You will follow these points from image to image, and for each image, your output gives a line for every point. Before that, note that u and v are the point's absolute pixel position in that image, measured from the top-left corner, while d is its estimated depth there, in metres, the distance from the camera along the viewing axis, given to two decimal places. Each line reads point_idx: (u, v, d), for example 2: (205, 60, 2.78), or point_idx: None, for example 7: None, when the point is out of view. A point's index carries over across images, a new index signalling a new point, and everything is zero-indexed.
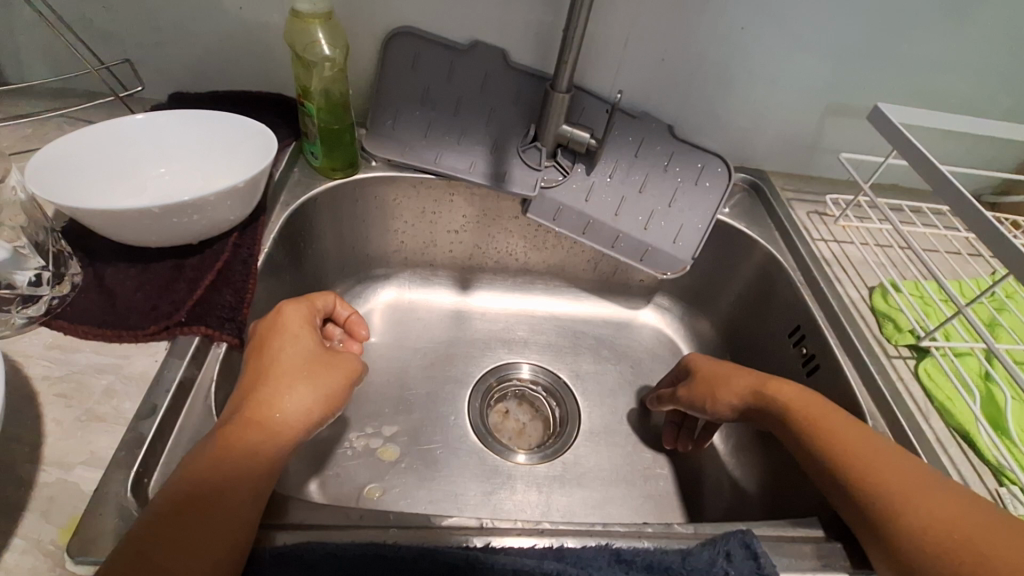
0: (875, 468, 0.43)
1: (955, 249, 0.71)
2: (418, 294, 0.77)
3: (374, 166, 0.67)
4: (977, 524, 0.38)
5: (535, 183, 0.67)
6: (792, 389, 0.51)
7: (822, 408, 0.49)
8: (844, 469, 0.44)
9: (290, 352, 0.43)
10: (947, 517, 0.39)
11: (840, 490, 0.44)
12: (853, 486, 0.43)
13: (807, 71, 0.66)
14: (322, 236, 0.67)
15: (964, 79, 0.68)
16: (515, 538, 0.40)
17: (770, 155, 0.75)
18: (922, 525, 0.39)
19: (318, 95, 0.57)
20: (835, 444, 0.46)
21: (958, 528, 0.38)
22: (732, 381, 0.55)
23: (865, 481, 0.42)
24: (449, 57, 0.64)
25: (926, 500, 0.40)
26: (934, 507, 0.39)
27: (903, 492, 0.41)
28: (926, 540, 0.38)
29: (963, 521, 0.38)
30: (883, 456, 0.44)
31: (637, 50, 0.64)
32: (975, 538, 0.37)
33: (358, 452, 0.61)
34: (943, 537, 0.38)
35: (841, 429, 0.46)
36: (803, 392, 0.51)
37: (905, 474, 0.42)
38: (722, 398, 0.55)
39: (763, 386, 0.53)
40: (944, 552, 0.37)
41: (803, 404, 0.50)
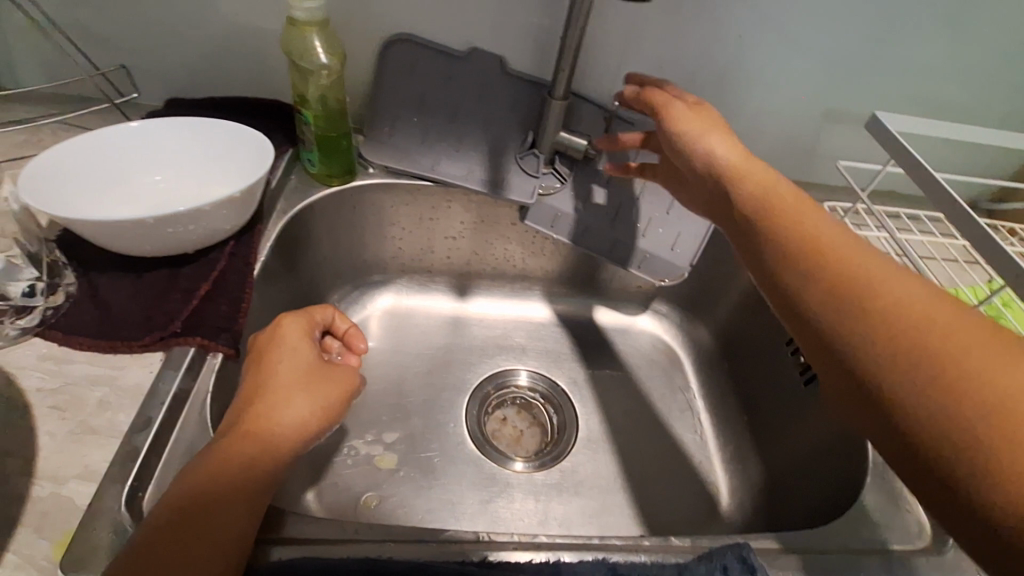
0: (861, 287, 0.36)
1: (952, 257, 0.71)
2: (416, 300, 0.77)
3: (371, 172, 0.67)
4: (937, 331, 0.33)
5: (532, 190, 0.66)
6: (782, 210, 0.42)
7: None
8: (801, 282, 0.38)
9: (287, 365, 0.43)
10: (923, 325, 0.33)
11: (800, 316, 0.38)
12: (824, 309, 0.37)
13: (805, 78, 0.66)
14: (319, 243, 0.67)
15: (960, 86, 0.68)
16: (513, 552, 0.39)
17: (768, 161, 0.75)
18: (887, 368, 0.33)
19: (316, 102, 0.57)
20: (840, 270, 0.37)
21: (932, 340, 0.32)
22: None
23: (850, 312, 0.35)
24: (446, 63, 0.63)
25: (906, 335, 0.33)
26: (920, 322, 0.33)
27: (900, 306, 0.34)
28: (891, 386, 0.33)
29: (948, 347, 0.32)
30: (867, 264, 0.37)
31: (634, 57, 0.64)
32: (943, 350, 0.32)
33: (355, 461, 0.61)
34: (919, 370, 0.32)
35: (800, 236, 0.40)
36: (787, 195, 0.44)
37: (862, 273, 0.37)
38: None
39: (766, 208, 0.43)
40: (911, 387, 0.32)
41: (812, 232, 0.40)
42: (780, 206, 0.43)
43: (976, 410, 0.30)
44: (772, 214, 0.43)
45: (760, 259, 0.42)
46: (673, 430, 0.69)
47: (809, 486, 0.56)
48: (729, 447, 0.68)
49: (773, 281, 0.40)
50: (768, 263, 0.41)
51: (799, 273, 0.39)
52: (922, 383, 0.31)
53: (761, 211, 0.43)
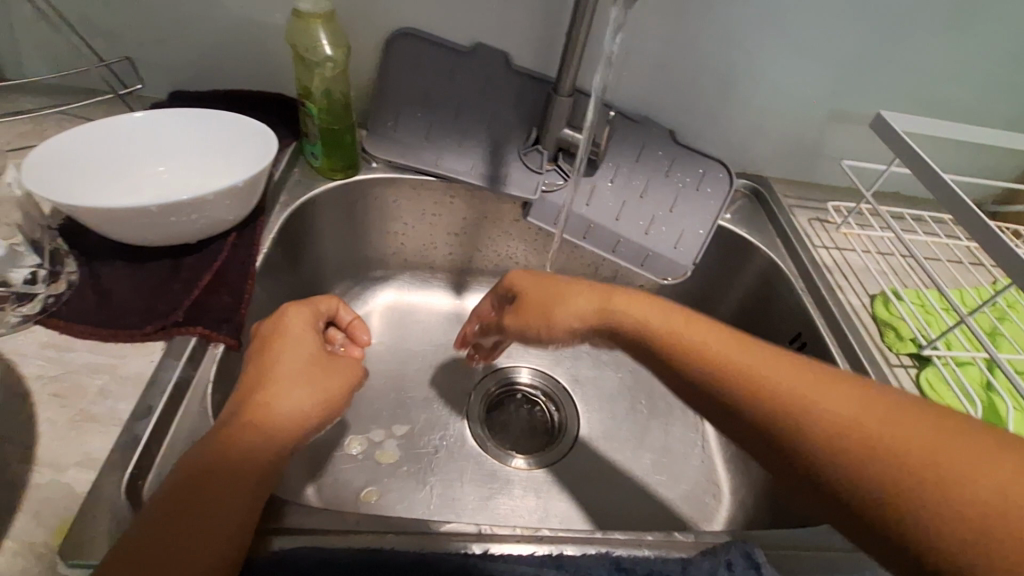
0: (817, 413, 0.37)
1: (956, 257, 0.70)
2: (417, 296, 0.76)
3: (374, 167, 0.67)
4: (904, 438, 0.34)
5: (536, 186, 0.67)
6: (701, 336, 0.44)
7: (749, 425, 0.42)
8: (763, 418, 0.39)
9: (292, 356, 0.43)
10: (890, 441, 0.35)
11: (778, 452, 0.38)
12: (799, 446, 0.37)
13: (809, 77, 0.66)
14: (321, 237, 0.67)
15: (965, 87, 0.68)
16: (514, 545, 0.39)
17: (771, 161, 0.75)
18: (882, 492, 0.33)
19: (320, 95, 0.57)
20: (785, 403, 0.38)
21: (904, 451, 0.34)
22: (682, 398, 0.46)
23: (820, 444, 0.36)
24: (451, 59, 0.63)
25: (880, 453, 0.34)
26: (887, 438, 0.35)
27: (862, 427, 0.36)
28: (886, 506, 0.33)
29: (917, 451, 0.34)
30: (808, 386, 0.39)
31: (638, 54, 0.64)
32: (921, 459, 0.33)
33: (354, 456, 0.60)
34: (907, 484, 0.33)
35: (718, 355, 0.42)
36: (689, 319, 0.46)
37: (812, 399, 0.38)
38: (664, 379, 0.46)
39: (681, 333, 0.45)
40: (906, 504, 0.33)
41: (734, 361, 0.42)
42: (694, 330, 0.44)
43: (976, 512, 0.31)
44: (686, 344, 0.44)
45: (700, 399, 0.43)
46: (675, 429, 0.69)
47: None
48: (731, 447, 0.67)
49: (732, 411, 0.41)
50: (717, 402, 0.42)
51: (755, 411, 0.39)
52: (913, 493, 0.33)
53: (675, 340, 0.44)
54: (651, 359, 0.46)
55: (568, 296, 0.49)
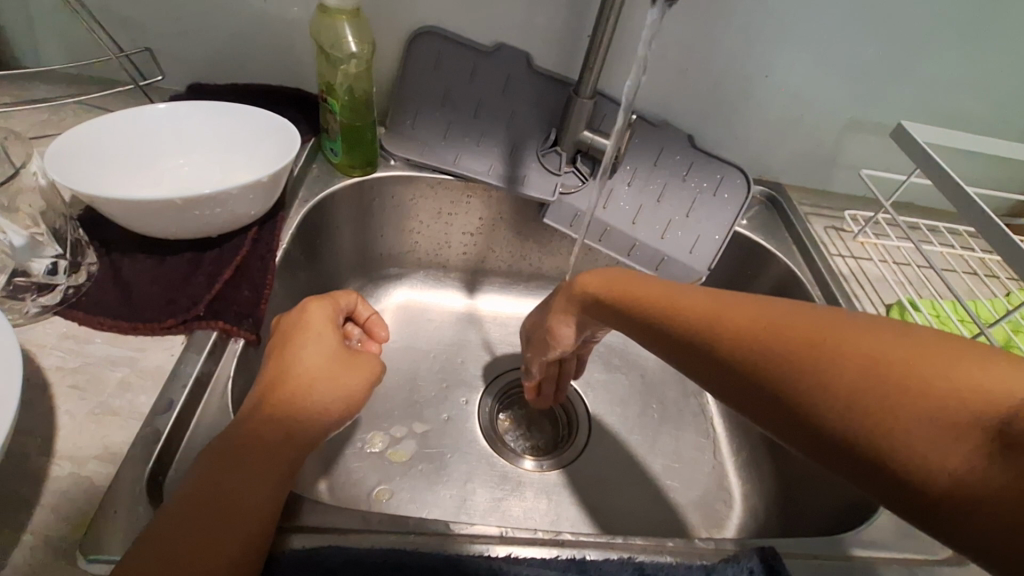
0: (777, 337, 0.34)
1: (971, 269, 0.70)
2: (429, 295, 0.76)
3: (392, 165, 0.66)
4: (869, 346, 0.31)
5: (554, 188, 0.66)
6: (665, 292, 0.42)
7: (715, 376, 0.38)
8: (723, 351, 0.36)
9: (312, 350, 0.43)
10: (853, 349, 0.31)
11: (741, 385, 0.35)
12: (758, 373, 0.34)
13: (830, 85, 0.66)
14: (337, 233, 0.67)
15: (985, 100, 0.68)
16: (536, 549, 0.39)
17: (788, 167, 0.75)
18: (843, 407, 0.30)
19: (342, 92, 0.57)
20: (742, 334, 0.36)
21: (865, 356, 0.31)
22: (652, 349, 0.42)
23: (783, 361, 0.33)
24: (473, 58, 0.63)
25: (842, 366, 0.31)
26: (852, 344, 0.31)
27: (823, 339, 0.32)
28: (850, 418, 0.30)
29: (888, 358, 0.30)
30: (766, 312, 0.36)
31: (660, 58, 0.64)
32: (887, 361, 0.30)
33: (367, 454, 0.60)
34: (874, 388, 0.30)
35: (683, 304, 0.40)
36: (656, 282, 0.44)
37: (770, 322, 0.35)
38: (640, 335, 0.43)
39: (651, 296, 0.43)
40: (871, 411, 0.29)
41: (694, 307, 0.39)
42: (659, 288, 0.43)
43: (948, 410, 0.28)
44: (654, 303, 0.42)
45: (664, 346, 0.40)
46: (687, 434, 0.69)
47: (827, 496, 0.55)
48: (743, 453, 0.67)
49: (695, 351, 0.38)
50: (680, 346, 0.39)
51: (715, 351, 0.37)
52: (876, 402, 0.29)
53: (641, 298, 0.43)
54: (624, 319, 0.44)
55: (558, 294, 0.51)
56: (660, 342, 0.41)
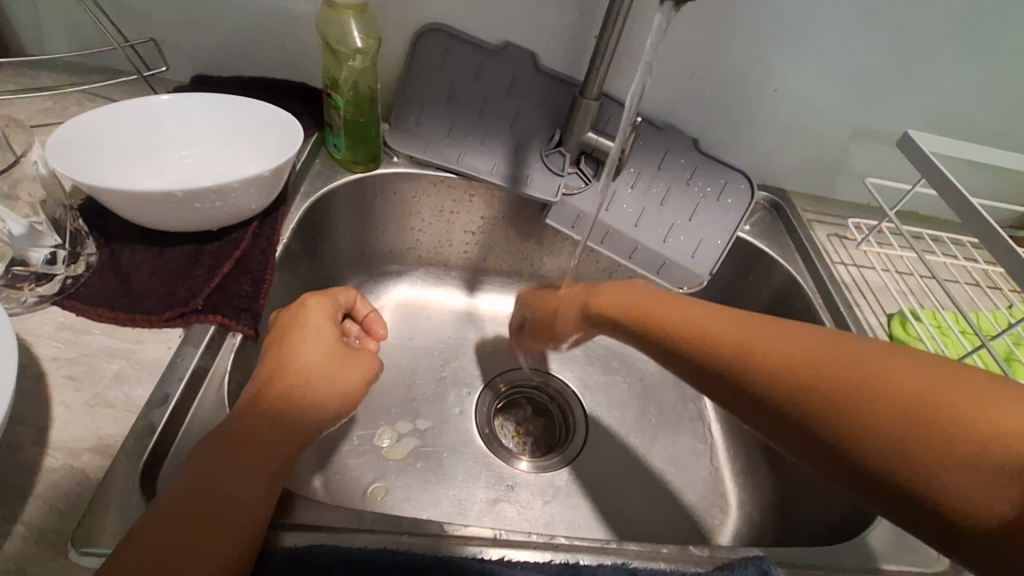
0: (810, 376, 0.39)
1: (974, 280, 0.70)
2: (429, 293, 0.76)
3: (395, 162, 0.66)
4: (895, 387, 0.36)
5: (557, 189, 0.66)
6: (702, 326, 0.47)
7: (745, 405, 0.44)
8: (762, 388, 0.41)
9: (310, 346, 0.42)
10: (885, 387, 0.36)
11: (774, 413, 0.41)
12: (789, 403, 0.40)
13: (837, 93, 0.66)
14: (338, 229, 0.66)
15: (993, 112, 0.68)
16: (529, 552, 0.39)
17: (793, 174, 0.75)
18: (871, 437, 0.36)
19: (347, 86, 0.57)
20: (779, 365, 0.41)
21: (896, 398, 0.36)
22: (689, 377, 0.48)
23: (818, 402, 0.38)
24: (479, 55, 0.63)
25: (874, 404, 0.36)
26: (886, 384, 0.37)
27: (857, 379, 0.38)
28: (883, 455, 0.35)
29: (918, 397, 0.35)
30: (804, 345, 0.41)
31: (667, 62, 0.63)
32: (918, 400, 0.35)
33: (364, 451, 0.60)
34: (903, 430, 0.35)
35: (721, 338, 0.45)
36: (699, 306, 0.49)
37: (804, 356, 0.40)
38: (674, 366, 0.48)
39: (688, 326, 0.48)
40: (898, 442, 0.35)
41: (734, 339, 0.44)
42: (694, 319, 0.48)
43: (967, 445, 0.33)
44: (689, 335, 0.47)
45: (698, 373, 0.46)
46: (684, 438, 0.68)
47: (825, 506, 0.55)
48: (739, 459, 0.67)
49: (733, 383, 0.43)
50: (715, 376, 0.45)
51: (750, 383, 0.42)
52: (901, 439, 0.35)
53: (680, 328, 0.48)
54: (655, 342, 0.49)
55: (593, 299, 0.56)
56: (694, 370, 0.46)
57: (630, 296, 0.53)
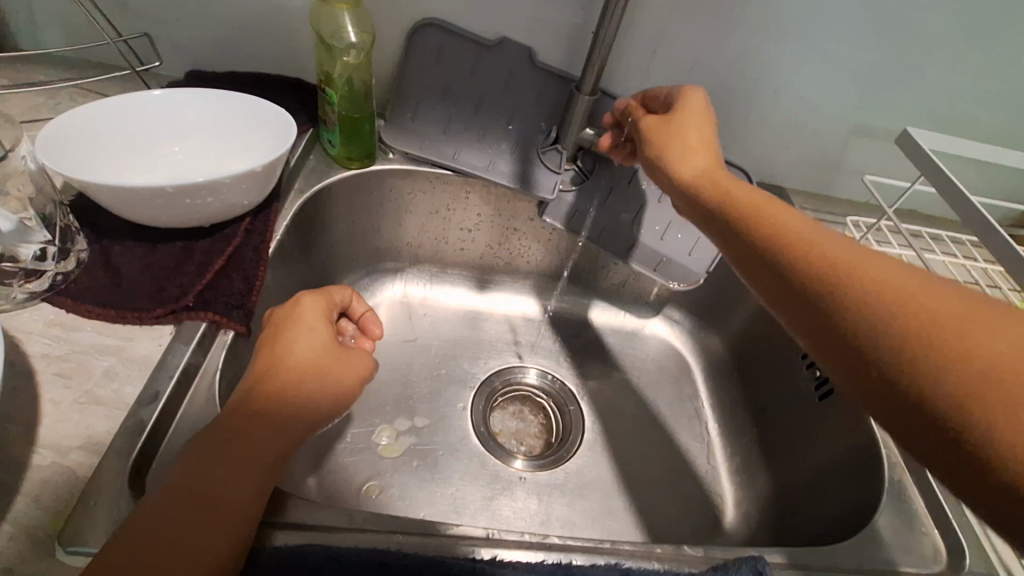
0: (847, 271, 0.33)
1: (973, 279, 0.69)
2: (426, 291, 0.76)
3: (390, 158, 0.66)
4: (952, 308, 0.30)
5: (554, 185, 0.66)
6: (764, 203, 0.40)
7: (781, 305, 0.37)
8: (792, 278, 0.36)
9: (304, 345, 0.42)
10: (925, 319, 0.30)
11: (790, 282, 0.36)
12: (806, 283, 0.35)
13: (836, 90, 0.65)
14: (333, 226, 0.66)
15: (993, 110, 0.67)
16: (521, 552, 0.38)
17: (792, 171, 0.74)
18: (897, 353, 0.30)
19: (341, 82, 0.56)
20: (810, 249, 0.35)
21: (949, 320, 0.29)
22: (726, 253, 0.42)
23: (856, 295, 0.32)
24: (475, 51, 0.62)
25: (913, 326, 0.30)
26: (937, 304, 0.30)
27: (888, 282, 0.32)
28: (913, 367, 0.29)
29: (959, 336, 0.29)
30: (856, 247, 0.35)
31: (665, 58, 0.63)
32: (972, 324, 0.29)
33: (358, 449, 0.60)
34: (952, 353, 0.28)
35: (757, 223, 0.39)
36: (752, 187, 0.42)
37: (853, 255, 0.34)
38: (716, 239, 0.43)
39: (737, 195, 0.41)
40: (919, 362, 0.29)
41: (779, 218, 0.38)
42: (759, 197, 0.41)
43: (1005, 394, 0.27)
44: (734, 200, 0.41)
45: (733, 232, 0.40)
46: (680, 437, 0.68)
47: (821, 506, 0.55)
48: (736, 457, 0.66)
49: (760, 262, 0.38)
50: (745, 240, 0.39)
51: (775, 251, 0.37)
52: (941, 362, 0.28)
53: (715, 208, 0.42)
54: (700, 207, 0.44)
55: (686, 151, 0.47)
56: (731, 237, 0.41)
57: (687, 168, 0.46)
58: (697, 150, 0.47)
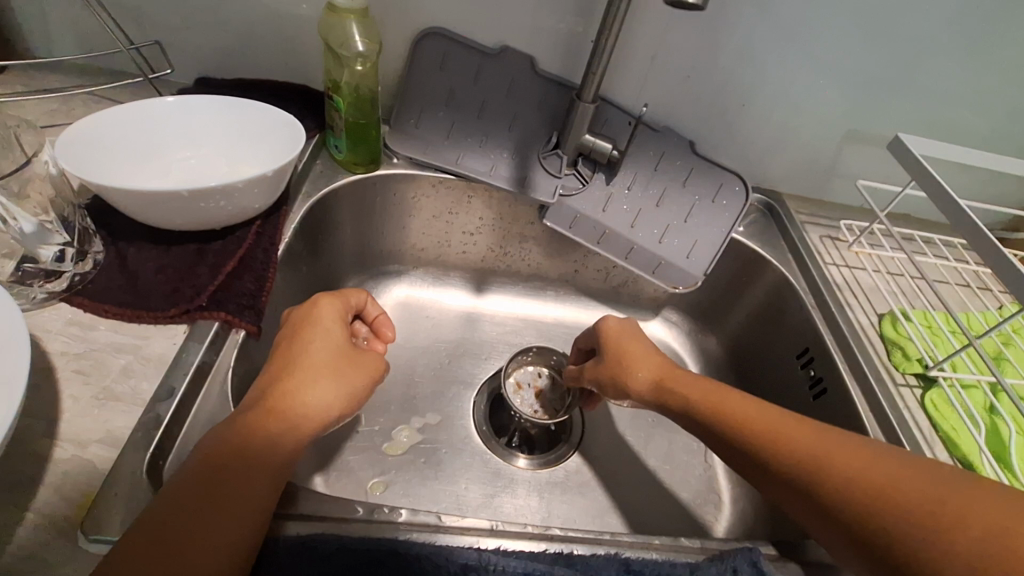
0: (807, 456, 0.43)
1: (964, 281, 0.71)
2: (429, 294, 0.77)
3: (395, 163, 0.67)
4: (896, 475, 0.39)
5: (554, 190, 0.67)
6: (716, 395, 0.50)
7: (758, 418, 0.46)
8: (765, 455, 0.44)
9: (320, 346, 0.44)
10: (858, 464, 0.41)
11: (803, 506, 0.42)
12: (822, 491, 0.41)
13: (829, 97, 0.67)
14: (339, 229, 0.68)
15: (983, 116, 0.69)
16: (525, 542, 0.40)
17: (786, 176, 0.76)
18: (863, 515, 0.39)
19: (347, 90, 0.58)
20: (812, 458, 0.42)
21: (892, 484, 0.39)
22: (690, 421, 0.50)
23: (818, 475, 0.41)
24: (477, 59, 0.64)
25: (875, 479, 0.39)
26: (875, 471, 0.40)
27: (844, 461, 0.41)
28: (873, 520, 0.38)
29: (940, 503, 0.37)
30: (811, 435, 0.44)
31: (662, 66, 0.65)
32: (906, 487, 0.38)
33: (363, 448, 0.61)
34: (904, 499, 0.38)
35: (723, 407, 0.48)
36: (740, 398, 0.49)
37: (760, 412, 0.47)
38: (678, 410, 0.51)
39: (745, 421, 0.47)
40: (881, 506, 0.38)
41: (783, 430, 0.45)
42: (710, 390, 0.50)
43: (963, 516, 0.36)
44: (735, 421, 0.47)
45: (742, 463, 0.46)
46: (679, 437, 0.68)
47: None
48: None
49: (737, 451, 0.47)
50: (760, 470, 0.45)
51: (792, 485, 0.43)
52: (893, 500, 0.38)
53: (680, 395, 0.51)
54: (705, 433, 0.49)
55: (641, 374, 0.54)
56: (724, 450, 0.48)
57: (680, 387, 0.52)
58: (640, 366, 0.54)
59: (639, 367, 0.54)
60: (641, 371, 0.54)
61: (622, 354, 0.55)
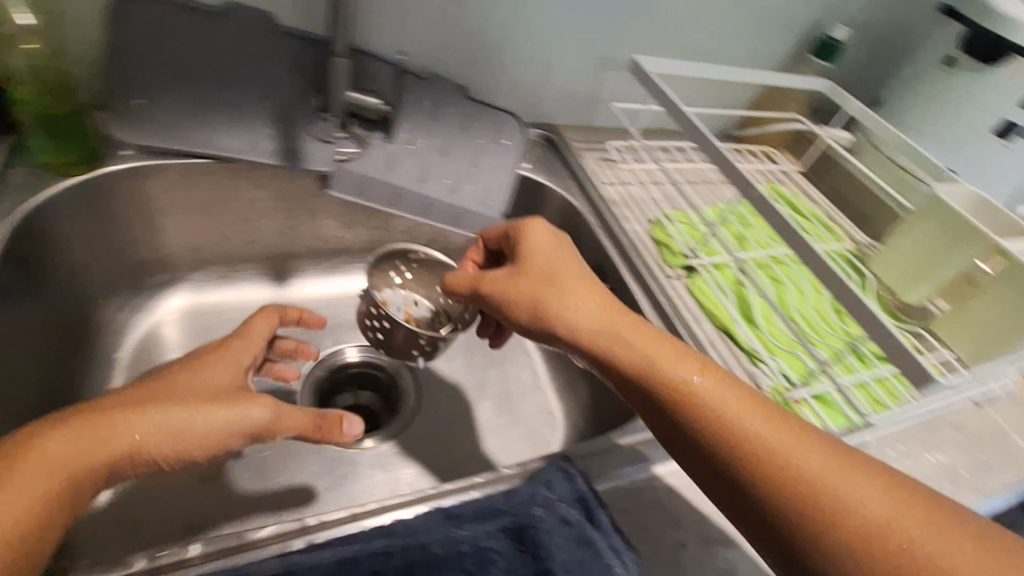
0: (712, 414, 0.38)
1: (709, 179, 0.83)
2: (219, 294, 0.69)
3: (125, 155, 0.58)
4: (809, 464, 0.35)
5: (333, 156, 0.63)
6: (612, 324, 0.43)
7: (663, 362, 0.40)
8: (658, 395, 0.40)
9: (189, 382, 0.43)
10: (775, 441, 0.36)
11: (662, 426, 0.40)
12: (717, 447, 0.37)
13: (571, 27, 0.71)
14: (73, 247, 0.56)
15: (704, 30, 0.78)
16: (341, 525, 0.39)
17: (557, 109, 0.80)
18: (754, 486, 0.36)
19: (18, 74, 0.49)
20: (717, 414, 0.38)
21: (801, 471, 0.35)
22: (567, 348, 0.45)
23: (718, 429, 0.37)
24: (199, 23, 0.57)
25: (784, 461, 0.36)
26: (788, 452, 0.36)
27: (757, 431, 0.37)
28: (765, 493, 0.35)
29: (844, 507, 0.34)
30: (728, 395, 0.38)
31: (408, 10, 0.63)
32: (815, 479, 0.35)
33: (171, 482, 0.54)
34: (805, 485, 0.35)
35: (618, 343, 0.42)
36: (647, 337, 0.42)
37: (669, 352, 0.41)
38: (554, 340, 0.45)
39: (640, 364, 0.41)
40: (780, 485, 0.35)
41: (692, 379, 0.39)
42: (608, 314, 0.44)
43: (863, 520, 0.33)
44: (621, 359, 0.42)
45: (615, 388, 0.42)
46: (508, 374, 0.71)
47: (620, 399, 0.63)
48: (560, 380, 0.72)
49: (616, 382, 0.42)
50: (633, 398, 0.41)
51: (685, 419, 0.38)
52: (795, 482, 0.35)
53: (567, 325, 0.44)
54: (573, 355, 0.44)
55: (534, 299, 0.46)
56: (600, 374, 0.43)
57: (573, 317, 0.44)
58: (539, 285, 0.46)
59: (535, 293, 0.46)
60: (539, 294, 0.46)
61: (523, 273, 0.47)
